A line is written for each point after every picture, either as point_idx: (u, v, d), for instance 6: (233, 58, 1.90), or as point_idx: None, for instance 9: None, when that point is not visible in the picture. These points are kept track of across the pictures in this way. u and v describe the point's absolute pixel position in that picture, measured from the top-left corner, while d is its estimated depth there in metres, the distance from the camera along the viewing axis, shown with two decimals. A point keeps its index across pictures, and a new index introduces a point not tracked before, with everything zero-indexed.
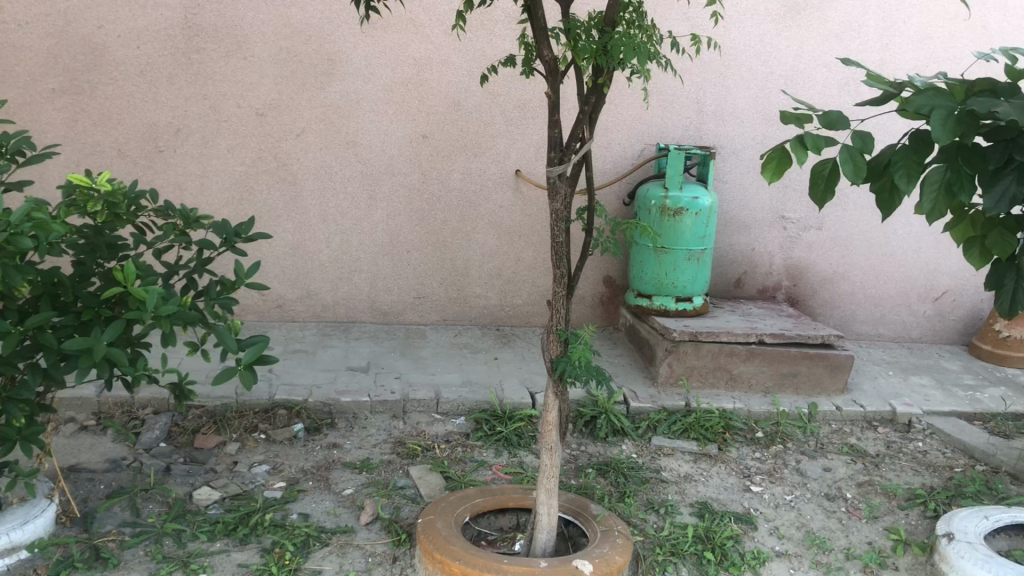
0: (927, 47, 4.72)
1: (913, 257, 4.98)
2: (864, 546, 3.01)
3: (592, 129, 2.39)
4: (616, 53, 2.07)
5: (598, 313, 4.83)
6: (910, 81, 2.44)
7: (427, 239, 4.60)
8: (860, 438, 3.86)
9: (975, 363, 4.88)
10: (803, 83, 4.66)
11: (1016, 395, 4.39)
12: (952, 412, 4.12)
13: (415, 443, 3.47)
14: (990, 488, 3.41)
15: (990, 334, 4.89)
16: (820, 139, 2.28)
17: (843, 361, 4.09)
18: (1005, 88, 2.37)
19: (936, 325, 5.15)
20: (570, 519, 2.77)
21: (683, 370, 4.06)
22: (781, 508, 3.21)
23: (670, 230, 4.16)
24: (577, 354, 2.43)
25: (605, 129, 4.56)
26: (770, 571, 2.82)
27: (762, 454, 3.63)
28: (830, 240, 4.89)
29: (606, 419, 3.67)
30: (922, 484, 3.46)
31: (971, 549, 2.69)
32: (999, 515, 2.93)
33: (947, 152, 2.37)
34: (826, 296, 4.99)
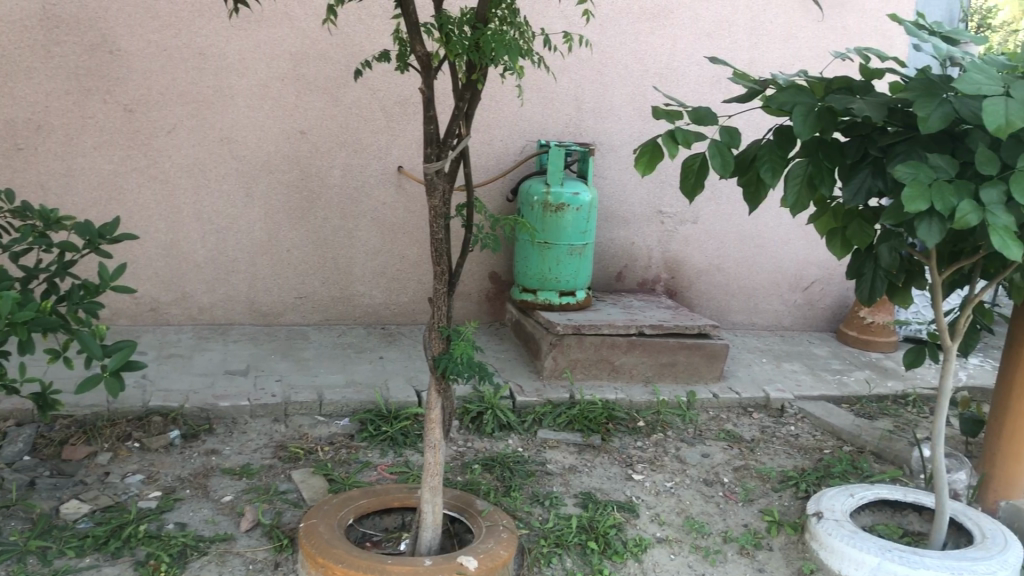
0: (792, 46, 4.92)
1: (782, 249, 5.20)
2: (740, 529, 3.12)
3: (468, 124, 2.39)
4: (487, 49, 2.08)
5: (482, 309, 4.84)
6: (774, 78, 2.54)
7: (308, 237, 4.52)
8: (736, 423, 4.00)
9: (842, 348, 5.12)
10: (678, 81, 4.79)
11: (879, 377, 4.63)
12: (821, 396, 4.31)
13: (298, 446, 3.40)
14: (856, 467, 3.58)
15: (856, 321, 5.14)
16: (690, 134, 2.36)
17: (718, 350, 4.24)
18: (861, 86, 2.50)
19: (807, 314, 5.38)
20: (455, 516, 2.77)
21: (567, 363, 4.10)
22: (661, 495, 3.30)
23: (552, 225, 4.20)
24: (460, 351, 2.44)
25: (486, 125, 4.57)
26: (651, 557, 2.89)
27: (643, 443, 3.72)
28: (705, 233, 5.05)
29: (492, 414, 3.68)
30: (794, 466, 3.61)
31: (838, 526, 2.83)
32: (863, 492, 3.08)
33: (808, 147, 2.48)
34: (704, 287, 5.14)
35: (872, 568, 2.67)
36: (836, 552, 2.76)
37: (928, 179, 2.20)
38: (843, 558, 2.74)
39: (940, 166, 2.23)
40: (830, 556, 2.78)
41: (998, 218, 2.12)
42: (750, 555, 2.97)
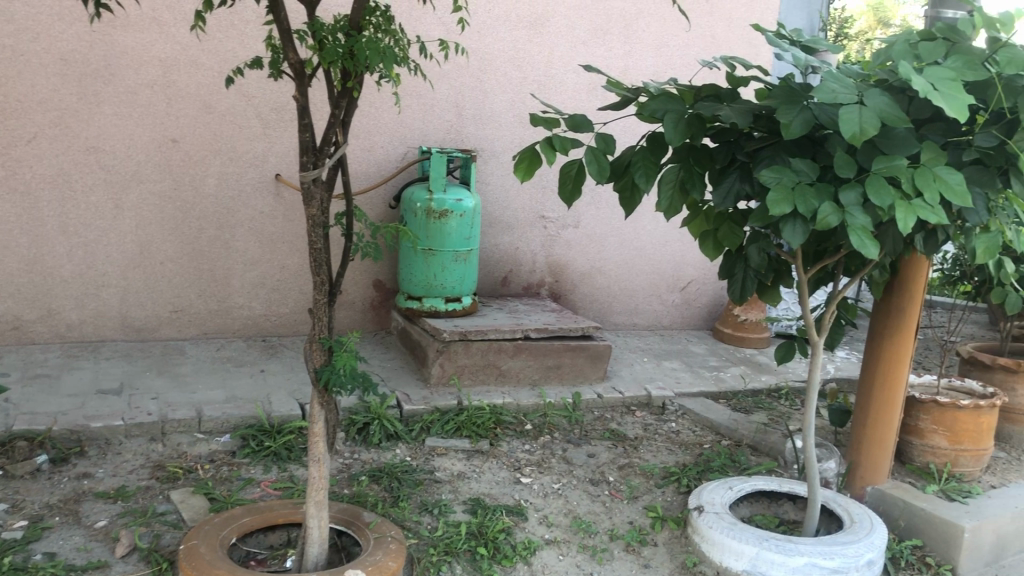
0: (664, 54, 5.08)
1: (659, 251, 5.35)
2: (626, 526, 3.18)
3: (345, 132, 2.36)
4: (362, 57, 2.07)
5: (367, 318, 4.78)
6: (646, 86, 2.61)
7: (183, 249, 4.38)
8: (620, 423, 4.09)
9: (719, 345, 5.29)
10: (556, 88, 4.87)
11: (754, 373, 4.81)
12: (700, 392, 4.44)
13: (176, 465, 3.30)
14: (734, 460, 3.71)
15: (730, 318, 5.33)
16: (567, 141, 2.41)
17: (601, 351, 4.33)
18: (727, 94, 2.59)
19: (684, 313, 5.55)
20: (342, 529, 2.73)
21: (454, 369, 4.09)
22: (549, 496, 3.34)
23: (436, 232, 4.19)
24: (343, 362, 2.42)
25: (366, 131, 4.52)
26: (540, 559, 2.92)
27: (531, 446, 3.75)
28: (586, 237, 5.15)
29: (379, 425, 3.64)
30: (675, 462, 3.71)
31: (717, 519, 2.92)
32: (741, 485, 3.19)
33: (679, 153, 2.57)
34: (586, 290, 5.23)
35: (751, 558, 2.77)
36: (717, 545, 2.85)
37: (791, 183, 2.31)
38: (724, 549, 2.83)
39: (802, 171, 2.34)
40: (712, 549, 2.87)
41: (857, 218, 2.24)
42: (637, 551, 3.04)
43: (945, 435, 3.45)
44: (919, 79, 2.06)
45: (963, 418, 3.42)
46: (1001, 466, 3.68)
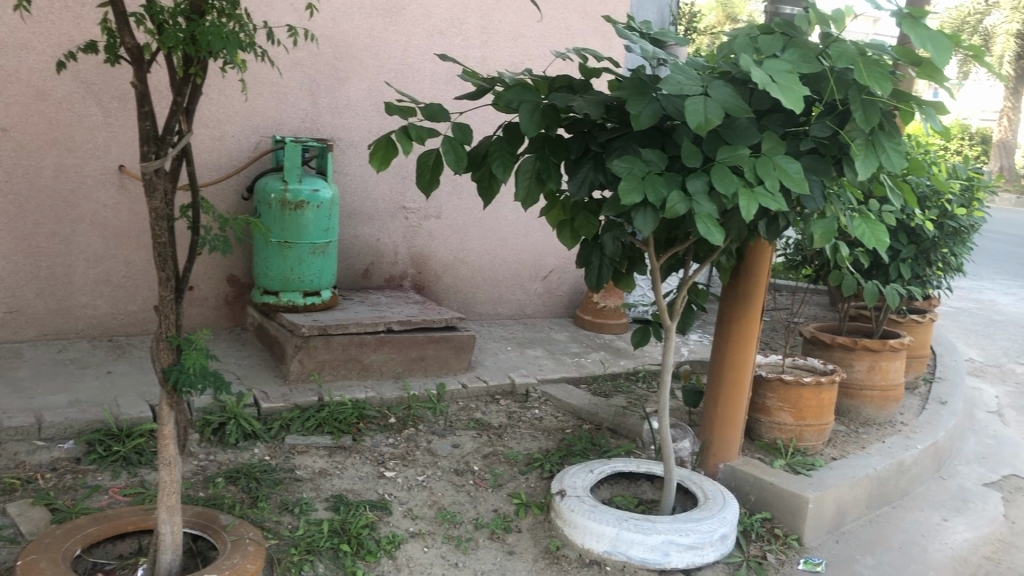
0: (521, 44, 5.12)
1: (520, 240, 5.41)
2: (490, 514, 3.20)
3: (190, 121, 2.26)
4: (203, 43, 1.98)
5: (222, 314, 4.62)
6: (501, 77, 2.62)
7: (17, 246, 4.09)
8: (484, 412, 4.10)
9: (580, 332, 5.39)
10: (413, 77, 4.83)
11: (613, 358, 4.93)
12: (562, 378, 4.52)
13: (13, 476, 3.09)
14: (595, 444, 3.79)
15: (590, 305, 5.44)
16: (424, 130, 2.40)
17: (465, 341, 4.34)
18: (580, 85, 2.63)
19: (546, 301, 5.63)
20: (197, 533, 2.62)
21: (314, 365, 4.00)
22: (413, 489, 3.32)
23: (293, 224, 4.08)
24: (192, 361, 2.32)
25: (216, 121, 4.35)
26: (404, 552, 2.90)
27: (395, 439, 3.71)
28: (448, 228, 5.13)
29: (236, 424, 3.52)
30: (538, 448, 3.76)
31: (579, 502, 2.98)
32: (601, 467, 3.27)
33: (535, 143, 2.59)
34: (449, 281, 5.22)
35: (611, 539, 2.85)
36: (579, 528, 2.91)
37: (641, 172, 2.37)
38: (585, 532, 2.90)
39: (652, 161, 2.41)
40: (574, 531, 2.93)
41: (703, 206, 2.32)
42: (501, 539, 3.06)
43: (790, 411, 3.63)
44: (759, 71, 2.15)
45: (807, 394, 3.61)
46: (841, 439, 3.91)
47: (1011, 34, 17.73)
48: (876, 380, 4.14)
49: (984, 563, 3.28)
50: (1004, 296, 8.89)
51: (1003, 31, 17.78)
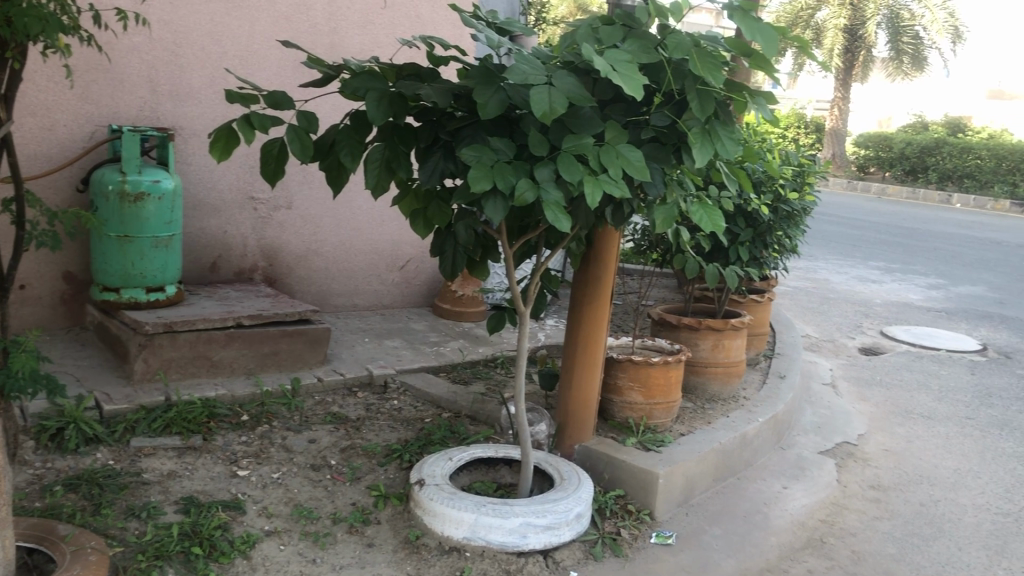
0: (370, 32, 5.06)
1: (375, 230, 5.36)
2: (348, 508, 3.17)
3: (9, 108, 2.12)
4: (19, 25, 1.86)
5: (58, 314, 4.37)
6: (347, 64, 2.58)
7: None
8: (341, 405, 4.05)
9: (438, 321, 5.39)
10: (258, 64, 4.69)
11: (471, 346, 4.95)
12: (420, 367, 4.51)
13: None
14: (453, 432, 3.81)
15: (448, 294, 5.44)
16: (267, 119, 2.34)
17: (320, 334, 4.26)
18: (427, 73, 2.62)
19: (403, 291, 5.59)
20: (32, 547, 2.47)
21: (159, 363, 3.84)
22: (268, 487, 3.24)
23: (132, 217, 3.90)
24: (20, 365, 2.18)
25: (45, 108, 4.10)
26: (259, 551, 2.83)
27: (248, 437, 3.61)
28: (300, 218, 5.03)
29: (75, 429, 3.34)
30: (397, 439, 3.75)
31: (437, 490, 2.98)
32: (460, 454, 3.29)
33: (384, 131, 2.57)
34: (302, 273, 5.12)
35: (470, 525, 2.87)
36: (438, 515, 2.91)
37: (490, 161, 2.39)
38: (444, 519, 2.90)
39: (500, 149, 2.43)
40: (433, 520, 2.93)
41: (550, 194, 2.36)
42: (360, 532, 3.04)
43: (641, 391, 3.75)
44: (600, 61, 2.20)
45: (656, 373, 3.74)
46: (689, 415, 4.07)
47: (840, 28, 18.81)
48: (720, 357, 4.34)
49: (820, 526, 3.50)
50: (837, 275, 9.48)
51: (832, 25, 18.88)
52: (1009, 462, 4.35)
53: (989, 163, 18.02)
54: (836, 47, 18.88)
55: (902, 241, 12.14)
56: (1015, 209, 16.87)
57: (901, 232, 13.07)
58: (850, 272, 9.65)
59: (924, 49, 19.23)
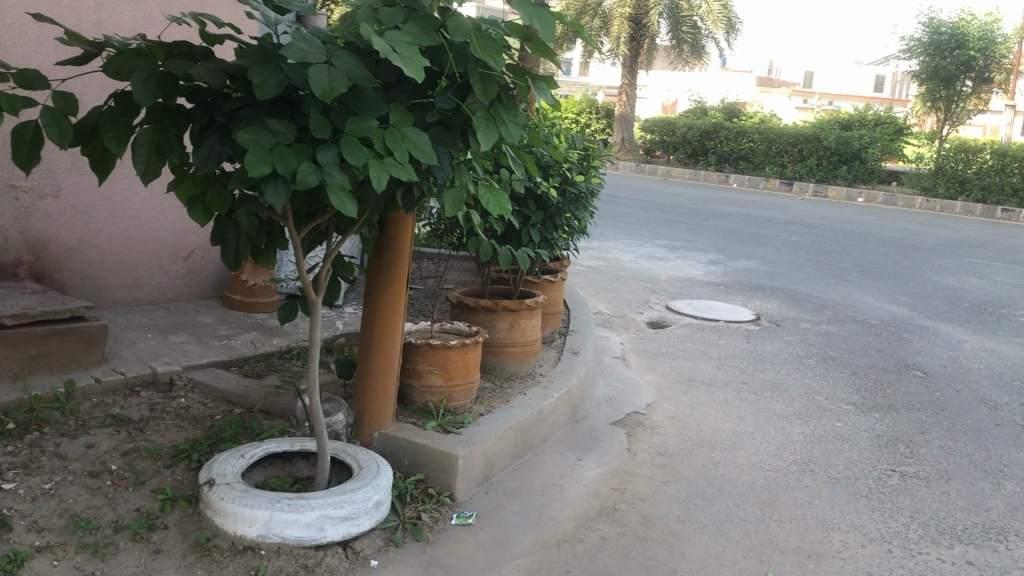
0: (142, 9, 4.76)
1: (156, 219, 5.06)
2: (131, 515, 2.97)
3: None
4: None
5: None
6: (109, 40, 2.40)
7: None
8: (122, 406, 3.79)
9: (229, 313, 5.16)
10: (13, 41, 4.29)
11: (264, 337, 4.78)
12: (209, 362, 4.31)
13: None
14: (246, 427, 3.67)
15: (238, 285, 5.23)
16: (17, 99, 2.14)
17: (96, 332, 3.97)
18: (200, 52, 2.48)
19: (190, 283, 5.32)
20: None
21: None
22: (39, 499, 2.98)
23: None
24: None
25: None
26: (29, 570, 2.61)
27: (15, 446, 3.31)
28: (69, 208, 4.66)
29: None
30: (185, 439, 3.56)
31: (229, 489, 2.86)
32: (253, 451, 3.17)
33: (153, 113, 2.43)
34: (75, 267, 4.75)
35: (264, 522, 2.78)
36: (230, 515, 2.80)
37: (269, 144, 2.30)
38: (236, 518, 2.79)
39: (280, 131, 2.34)
40: (225, 520, 2.81)
41: (334, 177, 2.31)
42: (145, 539, 2.86)
43: (440, 374, 3.76)
44: (378, 41, 2.17)
45: (453, 356, 3.75)
46: (488, 395, 4.12)
47: (625, 16, 19.69)
48: (517, 337, 4.42)
49: (612, 494, 3.66)
50: (627, 253, 9.92)
51: (618, 14, 19.73)
52: (779, 422, 4.72)
53: (761, 145, 19.44)
54: (622, 35, 19.77)
55: (685, 220, 12.89)
56: (783, 187, 18.35)
57: (684, 211, 13.87)
58: (638, 250, 10.13)
59: (701, 39, 20.44)
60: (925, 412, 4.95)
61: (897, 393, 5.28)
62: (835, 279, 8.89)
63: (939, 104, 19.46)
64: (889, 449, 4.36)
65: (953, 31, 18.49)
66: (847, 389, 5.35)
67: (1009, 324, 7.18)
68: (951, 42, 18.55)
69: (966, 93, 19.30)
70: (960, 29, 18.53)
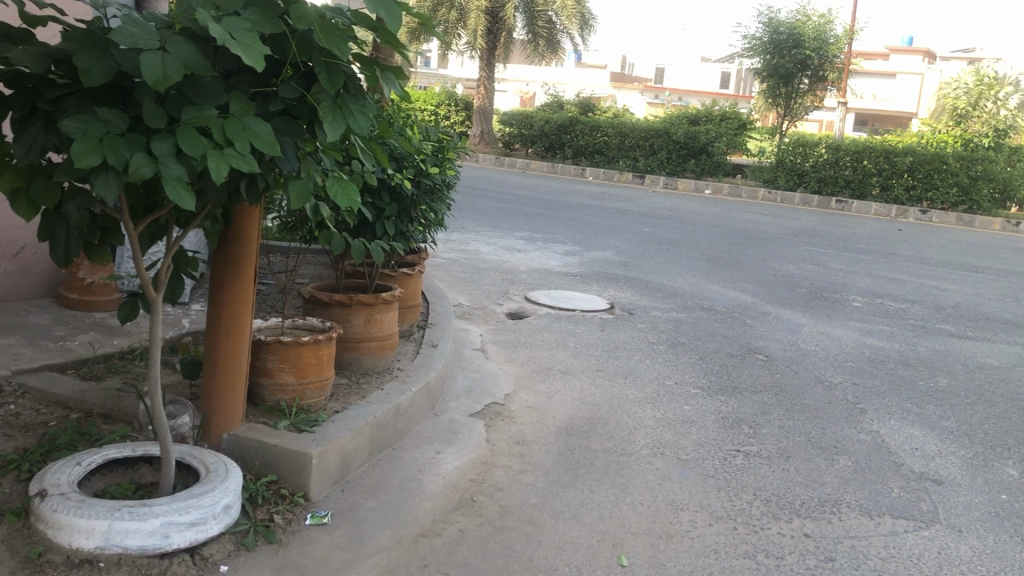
0: None
1: None
2: None
3: None
4: None
5: None
6: None
7: None
8: None
9: (65, 313, 4.86)
10: None
11: (103, 337, 4.54)
12: (42, 366, 4.05)
13: None
14: (83, 434, 3.46)
15: (75, 283, 4.94)
16: None
17: None
18: (20, 34, 2.32)
19: (20, 282, 4.98)
20: None
21: None
22: None
23: None
24: None
25: None
26: None
27: None
28: None
29: None
30: (15, 448, 3.33)
31: (63, 499, 2.69)
32: (90, 458, 3.00)
33: None
34: None
35: (103, 533, 2.63)
36: (65, 528, 2.63)
37: (98, 133, 2.17)
38: (71, 530, 2.63)
39: (110, 120, 2.21)
40: (59, 533, 2.64)
41: (171, 169, 2.21)
42: None
43: (292, 371, 3.66)
44: (216, 28, 2.08)
45: (306, 353, 3.66)
46: (344, 392, 4.05)
47: (481, 9, 19.77)
48: (373, 332, 4.36)
49: (470, 486, 3.67)
50: (486, 245, 9.98)
51: (474, 6, 19.79)
52: (632, 407, 4.86)
53: (615, 139, 19.91)
54: (479, 27, 19.85)
55: (543, 212, 13.09)
56: (636, 180, 18.91)
57: (542, 203, 14.08)
58: (497, 242, 10.21)
59: (556, 34, 20.76)
60: (767, 393, 5.20)
61: (741, 377, 5.52)
62: (685, 268, 9.22)
63: (778, 100, 20.47)
64: (735, 430, 4.56)
65: (791, 31, 19.48)
66: (696, 374, 5.56)
67: (842, 308, 7.63)
68: (788, 42, 19.54)
69: (803, 91, 20.38)
70: (797, 29, 19.54)
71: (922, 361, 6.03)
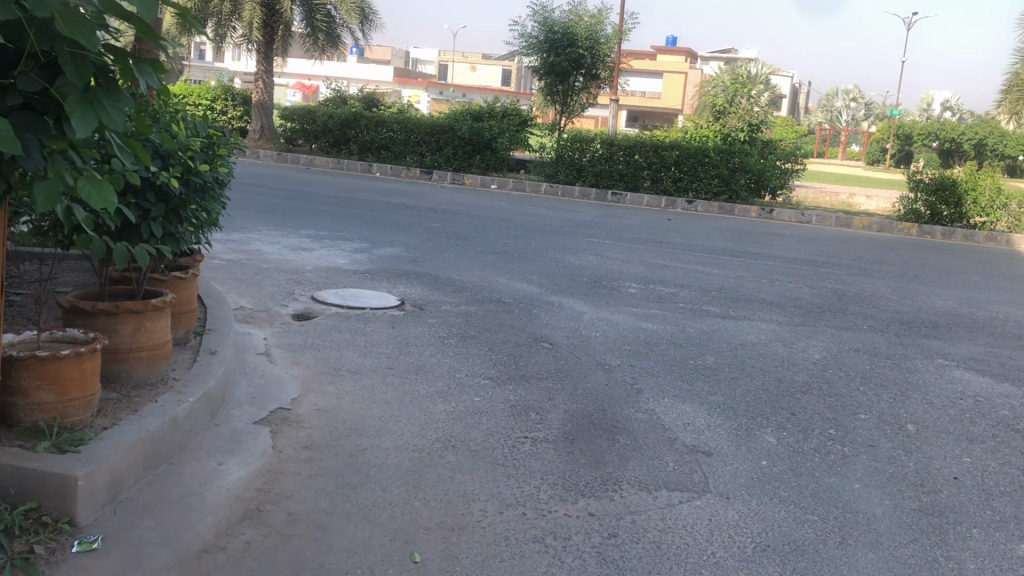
0: None
1: None
2: None
3: None
4: None
5: None
6: None
7: None
8: None
9: None
10: None
11: None
12: None
13: None
14: None
15: None
16: None
17: None
18: None
19: None
20: None
21: None
22: None
23: None
24: None
25: None
26: None
27: None
28: None
29: None
30: None
31: None
32: None
33: None
34: None
35: None
36: None
37: None
38: None
39: None
40: None
41: None
42: None
43: (51, 389, 3.37)
44: None
45: (66, 367, 3.38)
46: (112, 407, 3.78)
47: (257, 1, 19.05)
48: (143, 341, 4.10)
49: (256, 496, 3.54)
50: (269, 244, 9.66)
51: None
52: (422, 402, 4.87)
53: (400, 135, 19.88)
54: (255, 20, 19.12)
55: (329, 209, 12.84)
56: (424, 176, 18.99)
57: (328, 200, 13.81)
58: (281, 241, 9.91)
59: (336, 28, 20.37)
60: (552, 380, 5.37)
61: (528, 366, 5.67)
62: (472, 262, 9.35)
63: (556, 97, 21.20)
64: (522, 417, 4.68)
65: (565, 30, 20.19)
66: (484, 365, 5.65)
67: (619, 295, 8.02)
68: (563, 41, 20.25)
69: (578, 88, 21.21)
70: (570, 28, 20.26)
71: (693, 342, 6.45)
